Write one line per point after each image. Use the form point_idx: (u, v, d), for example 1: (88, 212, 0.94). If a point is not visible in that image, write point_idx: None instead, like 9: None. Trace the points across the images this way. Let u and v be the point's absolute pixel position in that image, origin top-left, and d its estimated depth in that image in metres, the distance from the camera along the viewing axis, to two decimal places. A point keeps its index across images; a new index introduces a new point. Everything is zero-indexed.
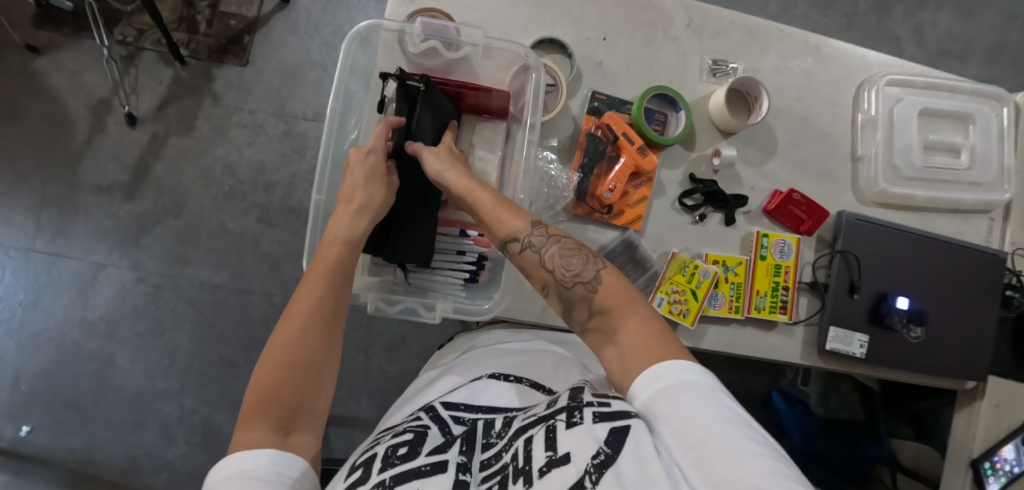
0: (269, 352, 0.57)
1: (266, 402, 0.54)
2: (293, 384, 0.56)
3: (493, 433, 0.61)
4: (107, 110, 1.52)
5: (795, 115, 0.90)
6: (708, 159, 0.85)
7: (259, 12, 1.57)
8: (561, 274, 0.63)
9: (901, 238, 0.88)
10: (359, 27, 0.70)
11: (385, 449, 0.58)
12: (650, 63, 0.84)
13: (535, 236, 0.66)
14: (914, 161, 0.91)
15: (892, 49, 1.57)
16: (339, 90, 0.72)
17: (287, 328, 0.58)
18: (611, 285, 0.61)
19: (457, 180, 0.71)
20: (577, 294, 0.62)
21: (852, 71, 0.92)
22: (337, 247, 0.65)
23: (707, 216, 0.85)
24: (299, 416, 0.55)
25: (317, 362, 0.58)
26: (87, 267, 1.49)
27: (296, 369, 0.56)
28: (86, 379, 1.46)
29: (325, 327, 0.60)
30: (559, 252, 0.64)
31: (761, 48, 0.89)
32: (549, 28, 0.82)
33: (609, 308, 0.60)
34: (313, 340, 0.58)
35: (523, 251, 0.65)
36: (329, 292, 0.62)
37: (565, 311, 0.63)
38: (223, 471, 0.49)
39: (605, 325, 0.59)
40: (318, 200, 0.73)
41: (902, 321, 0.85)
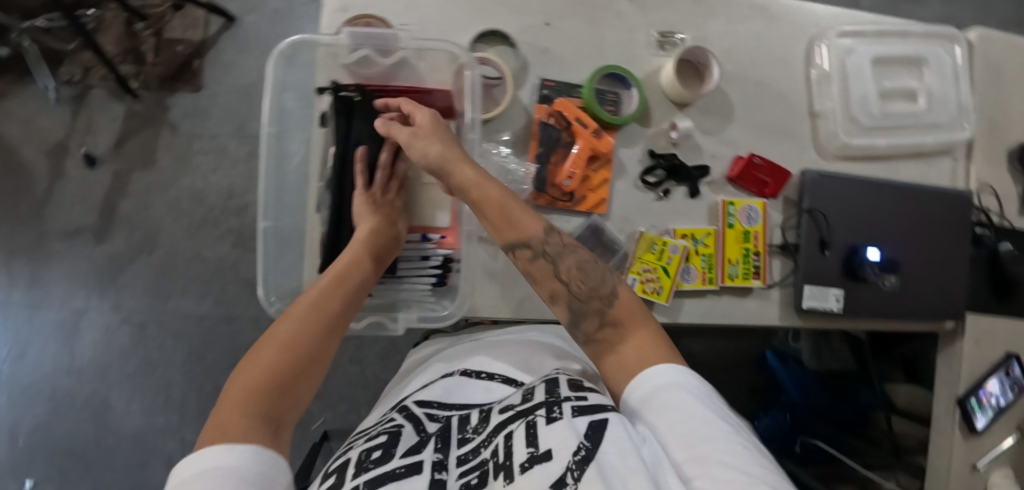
0: (275, 336, 0.58)
1: (263, 389, 0.53)
2: (294, 372, 0.56)
3: (468, 428, 0.61)
4: (65, 153, 1.50)
5: (750, 78, 0.88)
6: (665, 133, 0.84)
7: (206, 34, 1.53)
8: (578, 286, 0.63)
9: (866, 188, 0.89)
10: (283, 43, 0.66)
11: (359, 455, 0.58)
12: (597, 43, 0.83)
13: (552, 246, 0.64)
14: (872, 110, 0.90)
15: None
16: (273, 107, 0.67)
17: (291, 321, 0.59)
18: (625, 301, 0.62)
19: (476, 190, 0.65)
20: (592, 307, 0.62)
21: (801, 27, 0.90)
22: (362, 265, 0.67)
23: (671, 191, 0.84)
24: (287, 410, 0.54)
25: (315, 357, 0.58)
26: (67, 314, 1.47)
27: (299, 358, 0.57)
28: (85, 426, 1.45)
29: (328, 330, 0.61)
30: (578, 265, 0.63)
31: (708, 14, 0.87)
32: (489, 19, 0.81)
33: (622, 321, 0.60)
34: (316, 341, 0.59)
35: (538, 260, 0.64)
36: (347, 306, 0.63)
37: (572, 321, 0.62)
38: (203, 466, 0.46)
39: (615, 339, 0.60)
40: (266, 227, 0.68)
41: (876, 272, 0.86)
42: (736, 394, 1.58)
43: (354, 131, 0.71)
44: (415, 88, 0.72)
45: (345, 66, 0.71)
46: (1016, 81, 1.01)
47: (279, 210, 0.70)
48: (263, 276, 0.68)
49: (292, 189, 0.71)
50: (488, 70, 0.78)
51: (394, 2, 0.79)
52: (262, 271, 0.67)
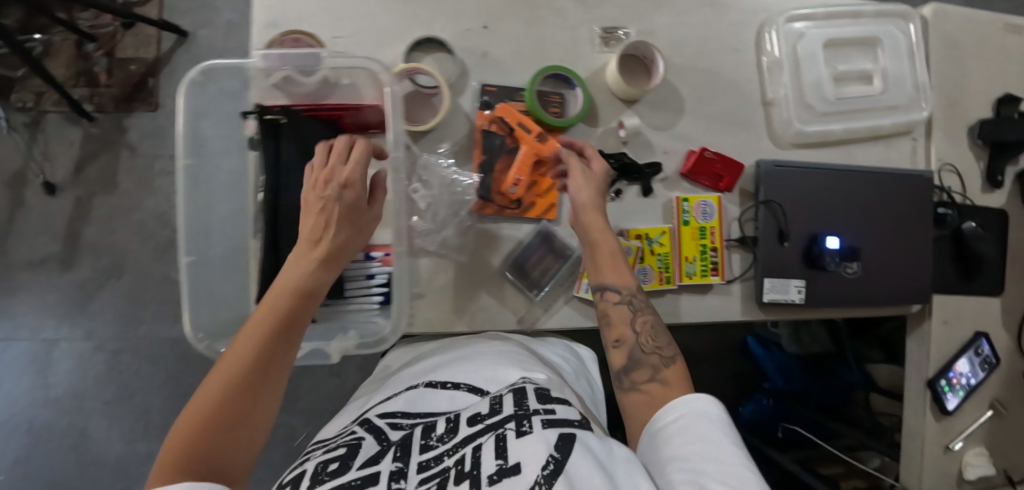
0: (195, 402, 0.51)
1: (180, 466, 0.47)
2: (217, 442, 0.49)
3: (433, 436, 0.59)
4: (24, 182, 1.47)
5: (699, 69, 0.85)
6: (614, 131, 0.82)
7: (159, 52, 1.50)
8: (646, 340, 0.68)
9: (824, 176, 0.87)
10: (195, 68, 0.61)
11: (315, 466, 0.56)
12: (538, 43, 0.80)
13: (636, 300, 0.70)
14: (826, 95, 0.88)
15: None
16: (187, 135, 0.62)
17: (216, 378, 0.52)
18: (679, 368, 0.66)
19: (600, 234, 0.72)
20: (649, 360, 0.66)
21: (751, 12, 0.87)
22: (292, 298, 0.57)
23: (623, 190, 0.82)
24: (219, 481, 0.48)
25: (245, 412, 0.51)
26: (39, 345, 1.44)
27: (222, 427, 0.50)
28: (66, 456, 1.44)
29: (258, 380, 0.53)
30: (652, 323, 0.69)
31: (653, 5, 0.83)
32: (424, 26, 0.78)
33: (671, 379, 0.64)
34: (246, 395, 0.52)
35: (619, 304, 0.69)
36: (276, 348, 0.55)
37: (625, 365, 0.66)
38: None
39: (657, 393, 0.63)
40: (188, 262, 0.62)
41: (837, 260, 0.84)
42: (720, 382, 1.57)
43: (283, 154, 0.65)
44: (345, 105, 0.68)
45: (262, 88, 0.66)
46: (974, 54, 0.99)
47: (201, 239, 0.63)
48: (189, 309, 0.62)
49: (217, 216, 0.66)
50: (426, 79, 0.76)
51: (325, 14, 0.77)
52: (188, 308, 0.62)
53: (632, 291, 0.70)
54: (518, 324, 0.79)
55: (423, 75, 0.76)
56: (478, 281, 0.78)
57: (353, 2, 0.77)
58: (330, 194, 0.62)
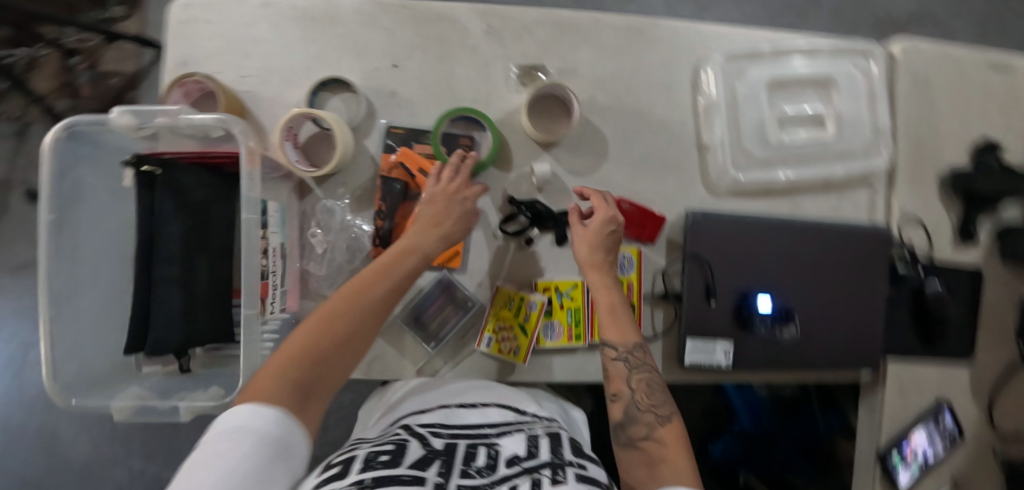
0: (316, 314, 0.61)
1: (297, 360, 0.57)
2: (322, 358, 0.58)
3: (473, 464, 0.53)
4: (8, 189, 1.52)
5: (625, 110, 0.80)
6: (527, 177, 0.77)
7: (138, 66, 1.52)
8: (642, 397, 0.65)
9: (761, 229, 0.80)
10: (60, 125, 0.59)
11: (366, 454, 0.53)
12: (448, 81, 0.77)
13: (633, 356, 0.68)
14: (767, 140, 0.81)
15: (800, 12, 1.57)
16: (57, 193, 0.60)
17: (339, 301, 0.62)
18: (672, 432, 0.63)
19: (604, 293, 0.70)
20: (644, 418, 0.64)
21: (686, 48, 0.81)
22: (411, 259, 0.66)
23: (536, 238, 0.77)
24: (319, 387, 0.57)
25: (348, 340, 0.60)
26: (16, 347, 1.49)
27: (331, 347, 0.59)
28: (37, 456, 1.48)
29: (368, 321, 0.62)
30: (648, 380, 0.66)
31: (574, 43, 0.79)
32: (335, 66, 0.77)
33: (667, 440, 0.62)
34: (357, 326, 0.61)
35: (615, 362, 0.67)
36: (387, 298, 0.64)
37: (620, 422, 0.64)
38: (235, 417, 0.50)
39: (654, 454, 0.61)
40: (49, 316, 0.60)
41: (767, 324, 0.78)
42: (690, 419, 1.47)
43: (158, 205, 0.64)
44: (229, 153, 0.66)
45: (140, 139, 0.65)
46: (952, 93, 0.88)
47: (67, 291, 0.62)
48: (49, 364, 0.60)
49: (92, 269, 0.64)
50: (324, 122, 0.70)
51: (233, 52, 0.77)
52: (48, 365, 0.59)
53: (629, 348, 0.67)
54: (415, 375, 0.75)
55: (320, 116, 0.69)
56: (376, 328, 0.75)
57: (260, 40, 0.77)
58: (456, 191, 0.71)
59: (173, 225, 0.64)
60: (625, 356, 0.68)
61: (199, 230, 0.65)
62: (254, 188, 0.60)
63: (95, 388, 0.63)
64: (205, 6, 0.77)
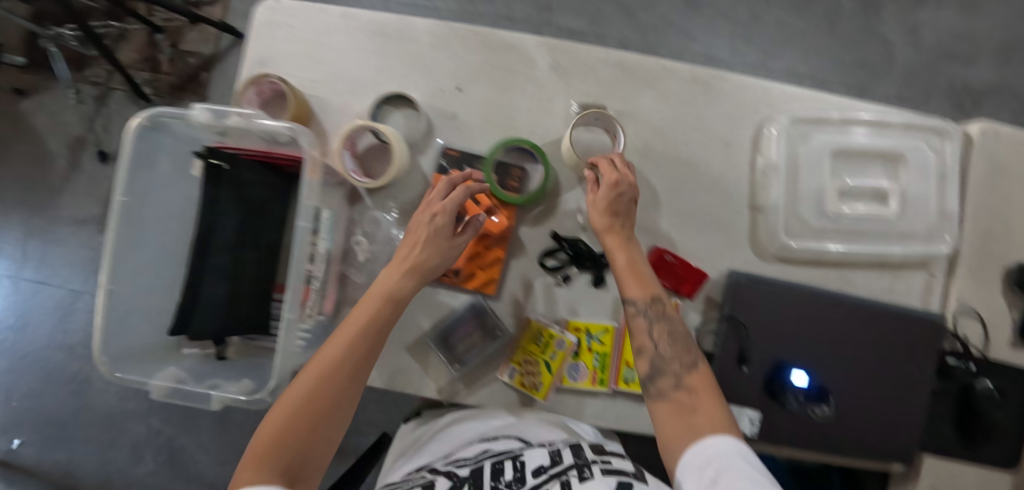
0: (291, 389, 0.60)
1: (273, 446, 0.56)
2: (303, 438, 0.58)
3: (502, 479, 0.62)
4: (82, 147, 1.62)
5: (681, 160, 0.79)
6: (573, 214, 0.78)
7: (216, 49, 1.60)
8: (665, 348, 0.66)
9: (806, 301, 0.78)
10: (140, 114, 0.62)
11: None
12: (508, 111, 0.78)
13: (653, 309, 0.67)
14: (824, 210, 0.79)
15: (865, 77, 1.56)
16: (133, 175, 0.63)
17: (309, 372, 0.60)
18: (702, 377, 0.64)
19: (624, 252, 0.68)
20: (670, 368, 0.64)
21: (753, 106, 0.80)
22: (383, 308, 0.64)
23: (573, 276, 0.77)
24: (309, 464, 0.58)
25: (323, 410, 0.59)
26: (66, 294, 1.58)
27: (309, 424, 0.58)
28: (67, 399, 1.56)
29: (344, 385, 0.60)
30: (670, 331, 0.66)
31: (639, 87, 0.78)
32: (401, 82, 0.79)
33: (696, 387, 0.63)
34: (329, 392, 0.59)
35: (635, 317, 0.66)
36: (359, 354, 0.62)
37: (648, 375, 0.65)
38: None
39: (687, 402, 0.62)
40: (108, 291, 0.63)
41: (799, 400, 0.75)
42: None
43: (219, 197, 0.67)
44: (291, 156, 0.69)
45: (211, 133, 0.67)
46: None
47: (127, 268, 0.65)
48: (103, 335, 0.62)
49: (151, 249, 0.67)
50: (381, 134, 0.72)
51: (308, 58, 0.80)
52: (99, 336, 0.62)
53: (650, 302, 0.66)
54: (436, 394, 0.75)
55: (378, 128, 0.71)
56: (404, 342, 0.76)
57: (334, 49, 0.80)
58: (425, 218, 0.67)
59: (230, 217, 0.67)
60: (646, 310, 0.67)
61: (255, 224, 0.69)
62: (311, 197, 0.63)
63: (137, 363, 0.66)
64: (289, 12, 0.81)
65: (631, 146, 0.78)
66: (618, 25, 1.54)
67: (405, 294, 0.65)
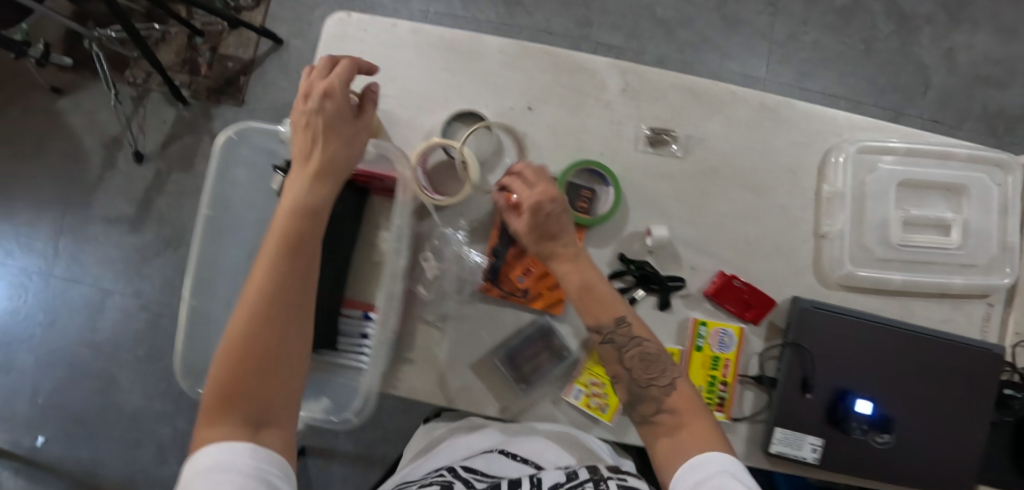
0: (227, 341, 0.55)
1: (228, 397, 0.52)
2: (255, 377, 0.54)
3: None
4: (118, 147, 1.61)
5: (746, 185, 0.79)
6: (641, 237, 0.78)
7: (255, 54, 1.60)
8: (639, 372, 0.66)
9: (870, 330, 0.78)
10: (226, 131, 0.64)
11: None
12: (579, 133, 0.78)
13: (620, 333, 0.67)
14: (889, 239, 0.79)
15: (901, 99, 1.55)
16: (216, 191, 0.65)
17: (241, 316, 0.55)
18: (683, 392, 0.65)
19: (578, 278, 0.69)
20: (649, 393, 0.65)
21: (818, 134, 0.80)
22: (295, 220, 0.60)
23: (639, 299, 0.77)
24: (273, 406, 0.54)
25: (269, 347, 0.55)
26: (96, 292, 1.58)
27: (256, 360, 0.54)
28: (92, 397, 1.55)
29: (280, 312, 0.56)
30: (640, 354, 0.67)
31: (707, 112, 0.79)
32: (470, 98, 0.79)
33: (679, 408, 0.64)
34: (267, 327, 0.55)
35: (603, 344, 0.67)
36: (287, 277, 0.57)
37: (630, 402, 0.66)
38: (201, 468, 0.49)
39: (671, 423, 0.63)
40: (191, 305, 0.64)
41: (864, 428, 0.75)
42: None
43: None
44: (369, 173, 0.71)
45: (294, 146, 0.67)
46: None
47: (202, 281, 0.65)
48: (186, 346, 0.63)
49: (228, 263, 0.68)
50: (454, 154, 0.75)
51: (376, 70, 0.79)
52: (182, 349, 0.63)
53: (614, 326, 0.67)
54: (498, 413, 0.75)
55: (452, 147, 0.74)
56: (468, 360, 0.75)
57: (404, 63, 0.79)
58: (313, 110, 0.64)
59: None
60: (614, 335, 0.68)
61: None
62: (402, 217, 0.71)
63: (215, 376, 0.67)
64: (360, 25, 0.80)
65: (699, 171, 0.79)
66: (656, 41, 1.53)
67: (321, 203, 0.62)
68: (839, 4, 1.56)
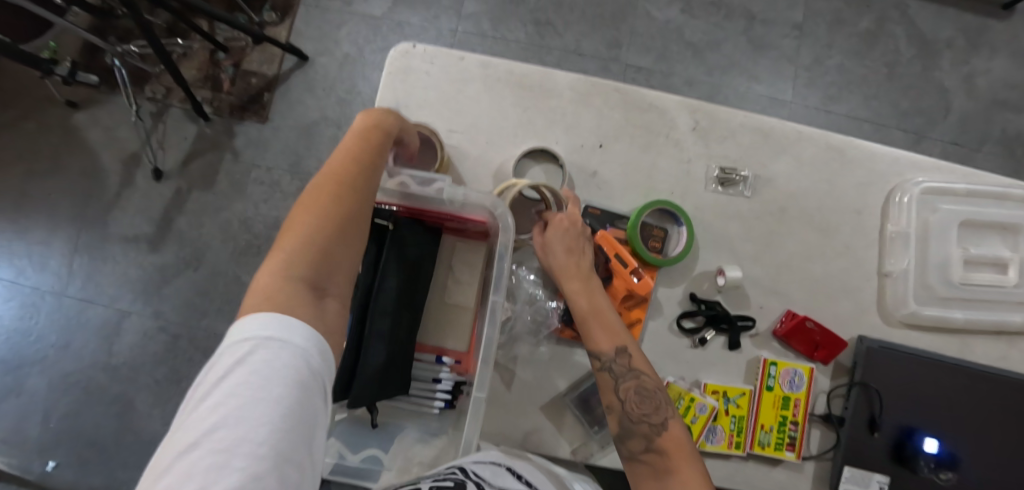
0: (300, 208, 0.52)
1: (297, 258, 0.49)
2: (326, 249, 0.51)
3: None
4: (136, 164, 1.46)
5: (812, 223, 0.80)
6: (712, 276, 0.78)
7: (280, 70, 1.50)
8: (634, 407, 0.64)
9: (935, 369, 0.78)
10: None
11: None
12: (649, 172, 0.79)
13: (619, 364, 0.66)
14: (951, 279, 0.80)
15: (924, 122, 1.57)
16: None
17: (322, 187, 0.53)
18: (676, 435, 0.63)
19: (585, 298, 0.69)
20: (639, 430, 0.63)
21: (879, 174, 0.82)
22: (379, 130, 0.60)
23: (709, 339, 0.77)
24: (333, 282, 0.51)
25: (345, 232, 0.52)
26: (112, 314, 1.40)
27: (334, 227, 0.52)
28: (109, 422, 1.36)
29: (362, 198, 0.55)
30: (637, 388, 0.65)
31: (775, 151, 0.80)
32: (540, 135, 0.78)
33: (669, 450, 0.61)
34: (348, 207, 0.53)
35: (601, 371, 0.66)
36: (369, 170, 0.57)
37: (619, 435, 0.64)
38: (255, 330, 0.44)
39: (659, 466, 0.61)
40: None
41: (931, 467, 0.76)
42: None
43: (382, 256, 0.67)
44: (453, 216, 0.70)
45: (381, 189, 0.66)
46: None
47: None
48: None
49: None
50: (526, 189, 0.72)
51: (446, 106, 0.78)
52: None
53: (615, 354, 0.66)
54: (569, 455, 0.74)
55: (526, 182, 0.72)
56: (539, 402, 0.75)
57: (473, 98, 0.78)
58: None
59: (389, 278, 0.66)
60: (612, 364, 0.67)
61: (410, 284, 0.68)
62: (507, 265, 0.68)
63: None
64: (426, 56, 0.78)
65: (767, 210, 0.80)
66: (685, 63, 1.54)
67: (393, 124, 0.63)
68: (863, 28, 1.58)
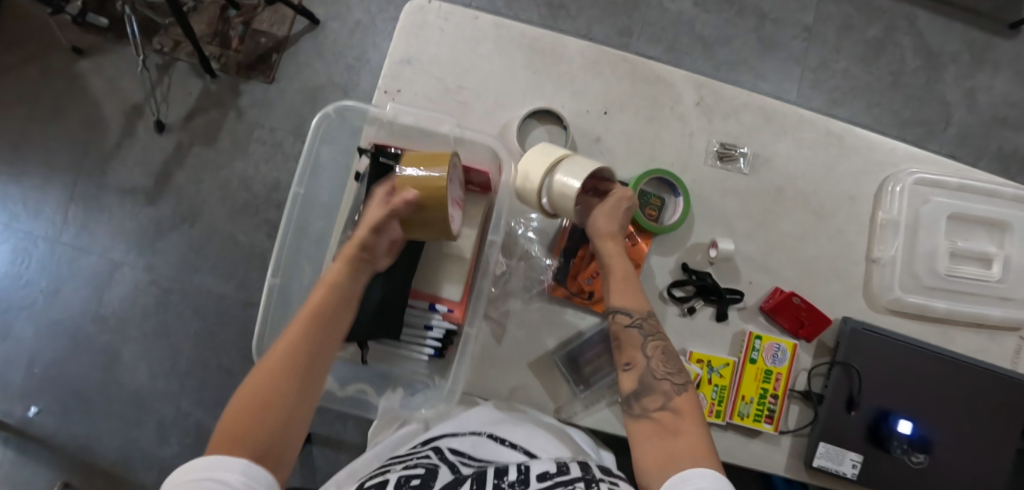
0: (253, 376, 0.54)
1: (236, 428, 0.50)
2: (266, 418, 0.51)
3: (506, 480, 0.53)
4: (138, 115, 1.45)
5: (808, 205, 0.82)
6: (704, 248, 0.80)
7: (290, 32, 1.49)
8: (658, 365, 0.66)
9: (916, 353, 0.80)
10: (327, 109, 0.71)
11: (397, 478, 0.53)
12: (651, 142, 0.80)
13: (646, 323, 0.68)
14: (936, 269, 0.82)
15: (922, 132, 1.60)
16: (308, 170, 0.71)
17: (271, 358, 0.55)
18: (689, 400, 0.63)
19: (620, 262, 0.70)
20: (660, 386, 0.64)
21: (875, 164, 0.84)
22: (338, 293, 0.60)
23: (697, 309, 0.79)
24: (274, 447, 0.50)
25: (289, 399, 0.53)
26: (105, 264, 1.39)
27: (275, 399, 0.52)
28: (94, 372, 1.35)
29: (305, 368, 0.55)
30: (663, 348, 0.67)
31: (776, 132, 0.81)
32: (547, 98, 0.79)
33: (683, 409, 0.61)
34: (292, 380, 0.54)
35: (630, 327, 0.67)
36: (317, 339, 0.57)
37: (636, 391, 0.64)
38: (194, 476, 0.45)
39: (670, 422, 0.60)
40: (273, 283, 0.71)
41: (904, 447, 0.77)
42: None
43: None
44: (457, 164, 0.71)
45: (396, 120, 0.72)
46: None
47: (297, 241, 0.73)
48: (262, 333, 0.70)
49: (310, 238, 0.74)
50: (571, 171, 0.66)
51: (457, 62, 0.78)
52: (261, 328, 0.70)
53: (643, 315, 0.68)
54: (553, 413, 0.76)
55: (579, 159, 0.67)
56: (529, 358, 0.76)
57: (483, 57, 0.79)
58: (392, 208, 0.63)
59: None
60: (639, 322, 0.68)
61: None
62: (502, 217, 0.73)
63: None
64: (440, 13, 0.79)
65: (764, 189, 0.81)
66: (693, 56, 1.55)
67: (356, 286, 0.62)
68: (871, 36, 1.60)
